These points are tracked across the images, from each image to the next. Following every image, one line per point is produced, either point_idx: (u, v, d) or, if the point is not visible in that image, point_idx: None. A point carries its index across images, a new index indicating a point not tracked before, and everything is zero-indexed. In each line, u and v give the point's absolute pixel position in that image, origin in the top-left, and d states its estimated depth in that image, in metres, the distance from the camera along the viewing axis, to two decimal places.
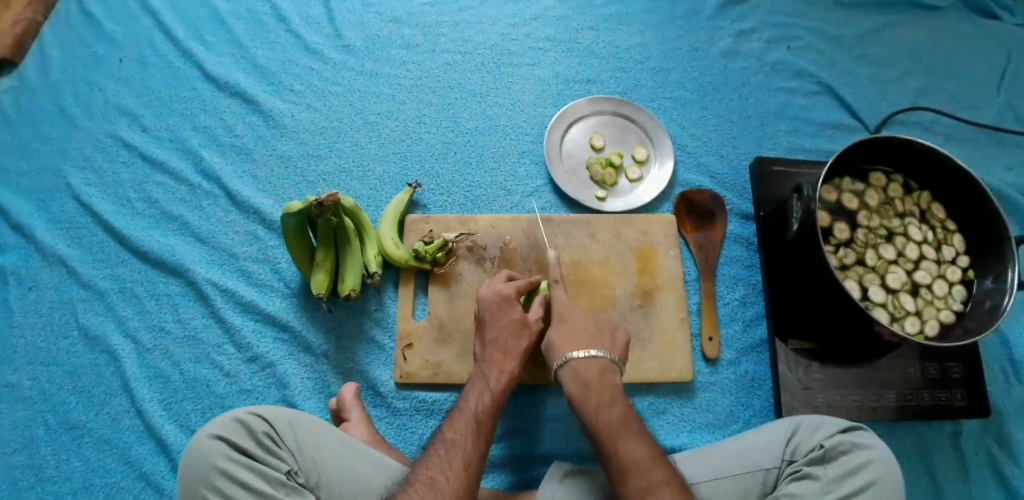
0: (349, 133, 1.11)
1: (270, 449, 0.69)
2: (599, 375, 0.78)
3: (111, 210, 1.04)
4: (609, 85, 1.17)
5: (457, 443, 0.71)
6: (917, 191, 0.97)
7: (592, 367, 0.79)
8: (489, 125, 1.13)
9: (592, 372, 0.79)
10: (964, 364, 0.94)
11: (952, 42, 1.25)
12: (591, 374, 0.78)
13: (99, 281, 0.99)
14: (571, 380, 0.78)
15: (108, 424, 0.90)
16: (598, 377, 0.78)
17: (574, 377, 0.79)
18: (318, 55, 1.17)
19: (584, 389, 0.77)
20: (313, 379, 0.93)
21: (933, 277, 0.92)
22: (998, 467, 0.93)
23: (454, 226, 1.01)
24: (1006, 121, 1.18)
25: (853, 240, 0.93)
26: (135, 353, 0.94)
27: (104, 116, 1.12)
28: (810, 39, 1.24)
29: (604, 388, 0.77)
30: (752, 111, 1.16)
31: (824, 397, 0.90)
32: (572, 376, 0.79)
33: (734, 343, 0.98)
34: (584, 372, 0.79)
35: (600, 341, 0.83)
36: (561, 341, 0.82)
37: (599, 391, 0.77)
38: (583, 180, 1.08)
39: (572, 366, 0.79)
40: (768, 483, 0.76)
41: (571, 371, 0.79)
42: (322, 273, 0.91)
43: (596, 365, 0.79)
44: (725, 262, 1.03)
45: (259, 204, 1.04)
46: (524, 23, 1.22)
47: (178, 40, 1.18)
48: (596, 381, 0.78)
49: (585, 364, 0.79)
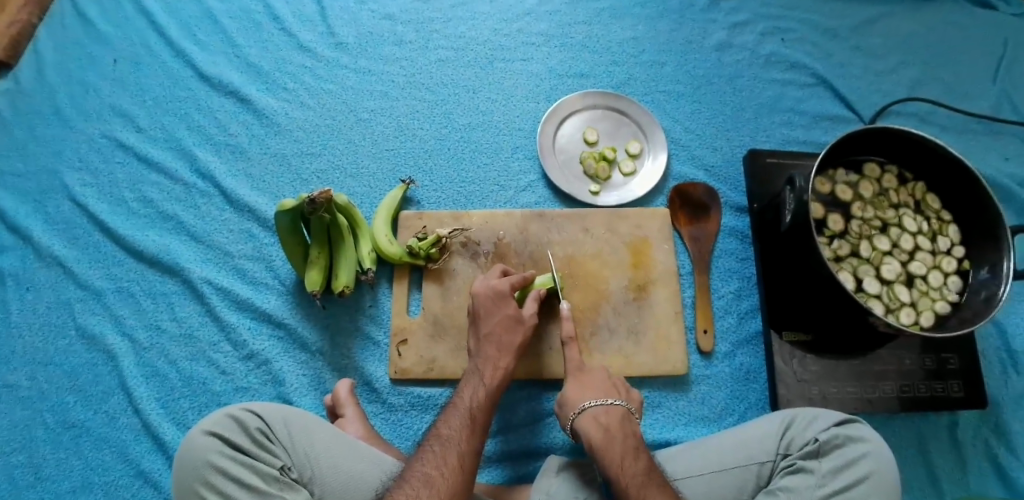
0: (342, 131, 1.11)
1: (263, 444, 0.70)
2: (619, 422, 0.77)
3: (107, 210, 1.05)
4: (603, 80, 1.17)
5: (452, 439, 0.71)
6: (912, 181, 0.97)
7: (612, 414, 0.78)
8: (482, 121, 1.13)
9: (612, 418, 0.77)
10: (961, 355, 0.94)
11: (948, 32, 1.24)
12: (611, 421, 0.77)
13: (95, 281, 0.99)
14: (592, 427, 0.76)
15: (106, 423, 0.90)
16: (618, 424, 0.77)
17: (594, 425, 0.77)
18: (312, 53, 1.17)
19: (606, 435, 0.75)
20: (308, 376, 0.93)
21: (929, 267, 0.91)
22: (995, 458, 0.93)
23: (448, 222, 1.01)
24: (1003, 110, 1.18)
25: (848, 231, 0.93)
26: (132, 352, 0.95)
27: (99, 117, 1.12)
28: (804, 30, 1.23)
29: (626, 437, 0.75)
30: (746, 104, 1.16)
31: (819, 388, 0.90)
32: (591, 423, 0.77)
33: (729, 336, 0.98)
34: (605, 419, 0.77)
35: (618, 394, 0.82)
36: (578, 393, 0.81)
37: (622, 441, 0.74)
38: (577, 174, 1.08)
39: (591, 413, 0.78)
40: (762, 477, 0.75)
41: (590, 418, 0.78)
42: (316, 271, 0.91)
43: (616, 413, 0.78)
44: (719, 254, 1.03)
45: (253, 203, 1.04)
46: (517, 18, 1.22)
47: (172, 40, 1.18)
48: (618, 429, 0.76)
49: (604, 411, 0.78)
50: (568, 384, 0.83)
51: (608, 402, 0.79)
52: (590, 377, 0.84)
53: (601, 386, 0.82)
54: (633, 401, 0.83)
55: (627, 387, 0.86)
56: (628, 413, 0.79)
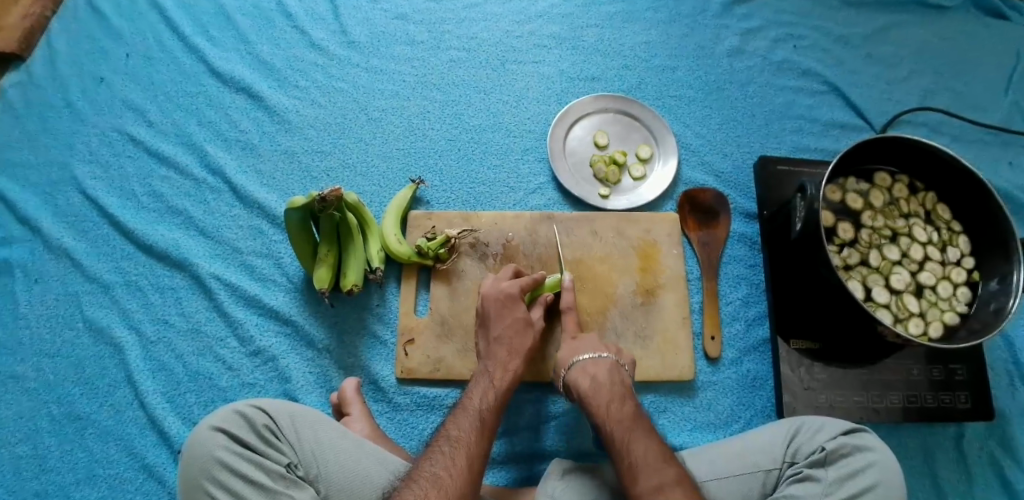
0: (353, 129, 1.11)
1: (270, 441, 0.70)
2: (607, 372, 0.81)
3: (117, 204, 1.05)
4: (614, 83, 1.17)
5: (461, 441, 0.71)
6: (923, 191, 0.97)
7: (600, 365, 0.82)
8: (493, 122, 1.13)
9: (600, 369, 0.82)
10: (969, 366, 0.93)
11: (961, 42, 1.24)
12: (600, 372, 0.81)
13: (104, 274, 1.00)
14: (581, 378, 0.81)
15: (112, 416, 0.91)
16: (606, 374, 0.81)
17: (583, 376, 0.81)
18: (323, 51, 1.18)
19: (593, 384, 0.80)
20: (314, 374, 0.93)
21: (938, 278, 0.91)
22: (1001, 470, 0.92)
23: (457, 222, 1.01)
24: (1014, 121, 1.17)
25: (857, 240, 0.93)
26: (139, 346, 0.95)
27: (110, 111, 1.13)
28: (817, 38, 1.23)
29: (613, 385, 0.79)
30: (757, 111, 1.16)
31: (825, 397, 0.90)
32: (580, 375, 0.82)
33: (736, 343, 0.97)
34: (593, 370, 0.82)
35: (608, 349, 0.86)
36: (572, 349, 0.86)
37: (610, 388, 0.79)
38: (586, 178, 1.08)
39: (580, 365, 0.83)
40: (768, 485, 0.76)
41: (579, 370, 0.82)
42: (325, 268, 0.91)
43: (604, 364, 0.82)
44: (728, 261, 1.03)
45: (262, 199, 1.04)
46: (529, 20, 1.22)
47: (184, 35, 1.18)
48: (605, 379, 0.80)
49: (592, 363, 0.82)
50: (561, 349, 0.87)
51: (596, 353, 0.84)
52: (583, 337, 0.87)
53: (591, 343, 0.86)
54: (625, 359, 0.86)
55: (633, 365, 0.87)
56: (616, 364, 0.83)
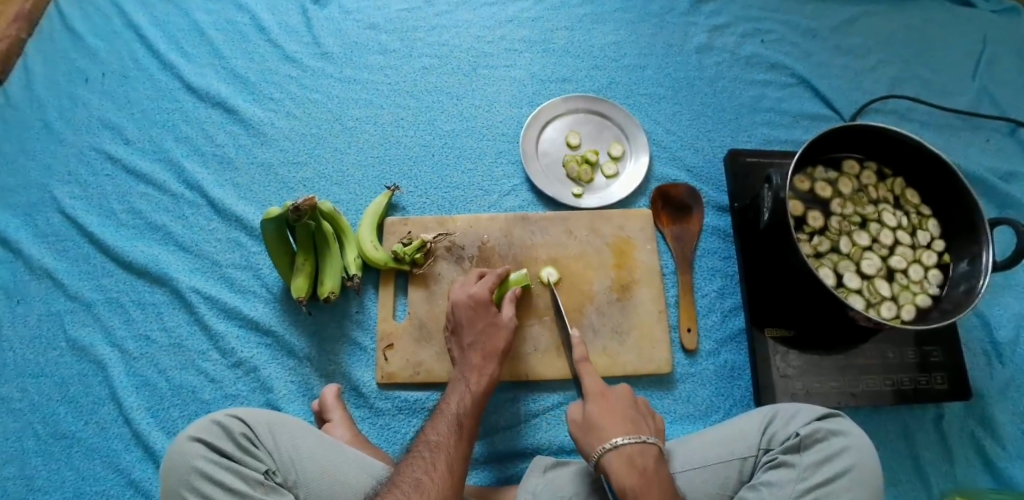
0: (328, 139, 1.13)
1: (247, 449, 0.70)
2: (655, 464, 0.70)
3: (97, 222, 1.06)
4: (585, 84, 1.19)
5: (440, 445, 0.72)
6: (891, 177, 0.98)
7: (648, 456, 0.70)
8: (466, 127, 1.14)
9: (647, 460, 0.69)
10: (944, 348, 0.94)
11: (926, 30, 1.26)
12: (648, 463, 0.69)
13: (85, 292, 1.00)
14: (625, 469, 0.68)
15: (97, 432, 0.91)
16: (655, 467, 0.69)
17: (628, 467, 0.68)
18: (297, 64, 1.19)
19: (642, 480, 0.67)
20: (296, 383, 0.94)
21: (909, 262, 0.92)
22: (982, 450, 0.93)
23: (432, 227, 1.02)
24: (982, 105, 1.19)
25: (827, 227, 0.94)
26: (122, 363, 0.95)
27: (88, 130, 1.14)
28: (783, 31, 1.25)
29: (663, 481, 0.68)
30: (726, 105, 1.18)
31: (802, 384, 0.91)
32: (624, 463, 0.69)
33: (713, 334, 0.98)
34: (641, 461, 0.69)
35: (645, 426, 0.75)
36: (608, 425, 0.73)
37: (660, 485, 0.67)
38: (560, 178, 1.09)
39: (625, 452, 0.70)
40: (745, 472, 0.76)
41: (625, 458, 0.69)
42: (302, 277, 0.92)
43: (652, 452, 0.70)
44: (702, 254, 1.04)
45: (240, 212, 1.06)
46: (499, 25, 1.23)
47: (159, 53, 1.20)
48: (654, 472, 0.69)
49: (640, 452, 0.70)
50: (593, 417, 0.75)
51: (643, 437, 0.71)
52: (619, 410, 0.76)
53: (629, 421, 0.74)
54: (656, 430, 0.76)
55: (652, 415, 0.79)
56: (661, 452, 0.72)
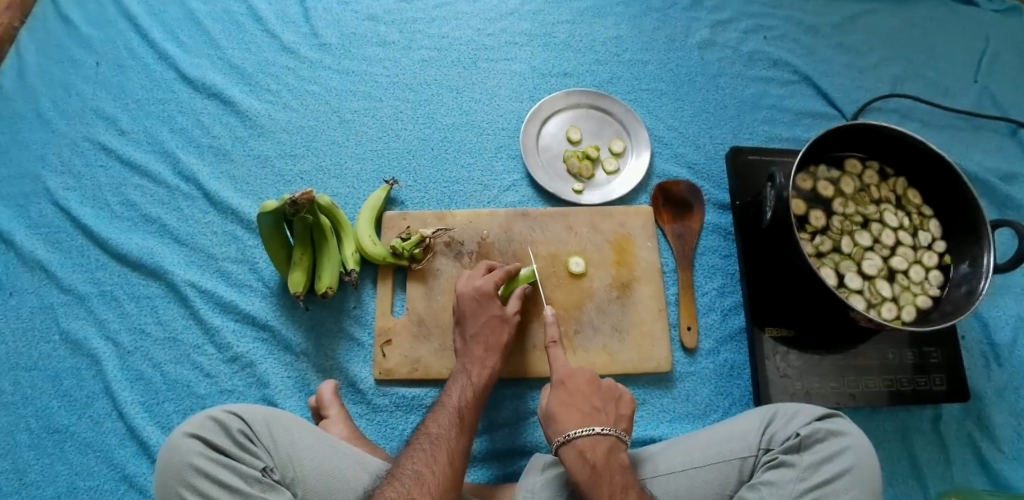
0: (325, 132, 1.11)
1: (245, 446, 0.69)
2: (606, 456, 0.71)
3: (90, 214, 1.04)
4: (585, 79, 1.18)
5: (441, 438, 0.71)
6: (893, 177, 0.97)
7: (600, 448, 0.71)
8: (465, 121, 1.13)
9: (598, 453, 0.71)
10: (943, 349, 0.94)
11: (929, 29, 1.25)
12: (599, 455, 0.70)
13: (78, 285, 0.99)
14: (576, 463, 0.70)
15: (90, 427, 0.90)
16: (606, 458, 0.70)
17: (579, 461, 0.70)
18: (294, 55, 1.17)
19: (592, 474, 0.69)
20: (293, 378, 0.93)
21: (910, 262, 0.92)
22: (978, 450, 0.93)
23: (431, 222, 1.01)
24: (984, 106, 1.18)
25: (829, 227, 0.93)
26: (116, 357, 0.94)
27: (82, 120, 1.12)
28: (787, 28, 1.24)
29: (615, 474, 0.69)
30: (729, 102, 1.17)
31: (802, 384, 0.91)
32: (577, 458, 0.71)
33: (713, 333, 0.98)
34: (591, 454, 0.70)
35: (605, 416, 0.75)
36: (562, 416, 0.75)
37: (609, 478, 0.68)
38: (560, 173, 1.08)
39: (576, 446, 0.71)
40: (745, 472, 0.75)
41: (575, 452, 0.71)
42: (299, 272, 0.91)
43: (604, 445, 0.71)
44: (703, 252, 1.04)
45: (237, 205, 1.04)
46: (500, 18, 1.22)
47: (154, 42, 1.18)
48: (605, 466, 0.70)
49: (590, 445, 0.71)
50: (551, 406, 0.76)
51: (596, 430, 0.72)
52: (577, 399, 0.77)
53: (586, 412, 0.75)
54: (621, 420, 0.76)
55: (618, 398, 0.79)
56: (617, 442, 0.73)
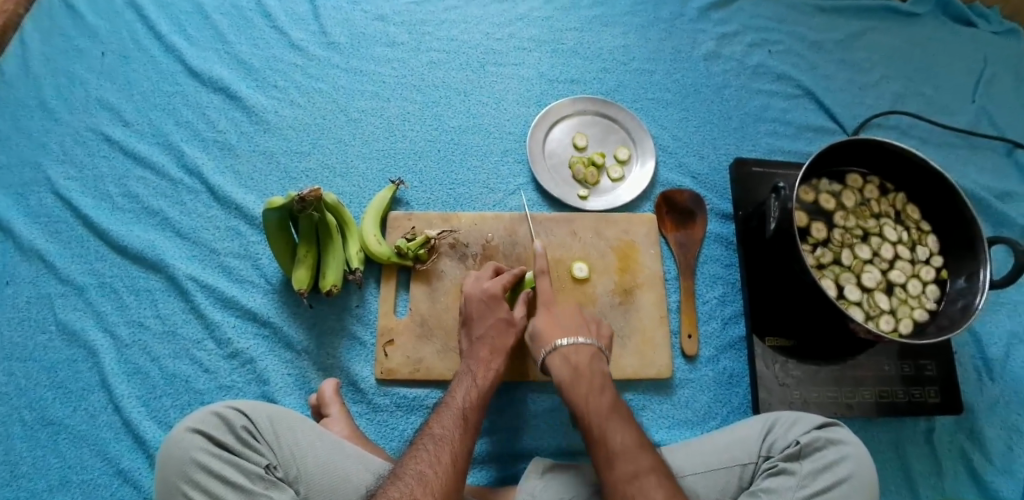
0: (332, 130, 1.11)
1: (248, 442, 0.69)
2: (588, 361, 0.81)
3: (90, 204, 1.04)
4: (592, 86, 1.19)
5: (445, 439, 0.71)
6: (893, 192, 0.99)
7: (582, 354, 0.81)
8: (472, 124, 1.13)
9: (581, 357, 0.81)
10: (938, 362, 0.96)
11: (929, 48, 1.28)
12: (581, 361, 0.81)
13: (77, 276, 0.98)
14: (560, 364, 0.81)
15: (85, 420, 0.89)
16: (587, 363, 0.80)
17: (563, 363, 0.81)
18: (302, 52, 1.17)
19: (573, 374, 0.79)
20: (293, 375, 0.93)
21: (907, 276, 0.94)
22: (971, 463, 0.95)
23: (437, 223, 1.01)
24: (981, 125, 1.21)
25: (830, 239, 0.95)
26: (113, 350, 0.93)
27: (85, 110, 1.11)
28: (790, 43, 1.26)
29: (594, 374, 0.79)
30: (733, 114, 1.18)
31: (800, 393, 0.91)
32: (561, 361, 0.81)
33: (713, 341, 0.99)
34: (574, 357, 0.81)
35: (588, 331, 0.85)
36: (548, 330, 0.85)
37: (589, 378, 0.79)
38: (565, 178, 1.09)
39: (561, 351, 0.82)
40: (745, 478, 0.76)
41: (560, 355, 0.81)
42: (304, 269, 0.91)
43: (586, 351, 0.82)
44: (705, 260, 1.05)
45: (241, 200, 1.04)
46: (509, 23, 1.23)
47: (161, 34, 1.18)
48: (586, 368, 0.80)
49: (573, 350, 0.81)
50: (539, 319, 0.86)
51: (579, 340, 0.83)
52: (562, 312, 0.87)
53: (571, 325, 0.85)
54: (602, 337, 0.87)
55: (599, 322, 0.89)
56: (598, 351, 0.83)
